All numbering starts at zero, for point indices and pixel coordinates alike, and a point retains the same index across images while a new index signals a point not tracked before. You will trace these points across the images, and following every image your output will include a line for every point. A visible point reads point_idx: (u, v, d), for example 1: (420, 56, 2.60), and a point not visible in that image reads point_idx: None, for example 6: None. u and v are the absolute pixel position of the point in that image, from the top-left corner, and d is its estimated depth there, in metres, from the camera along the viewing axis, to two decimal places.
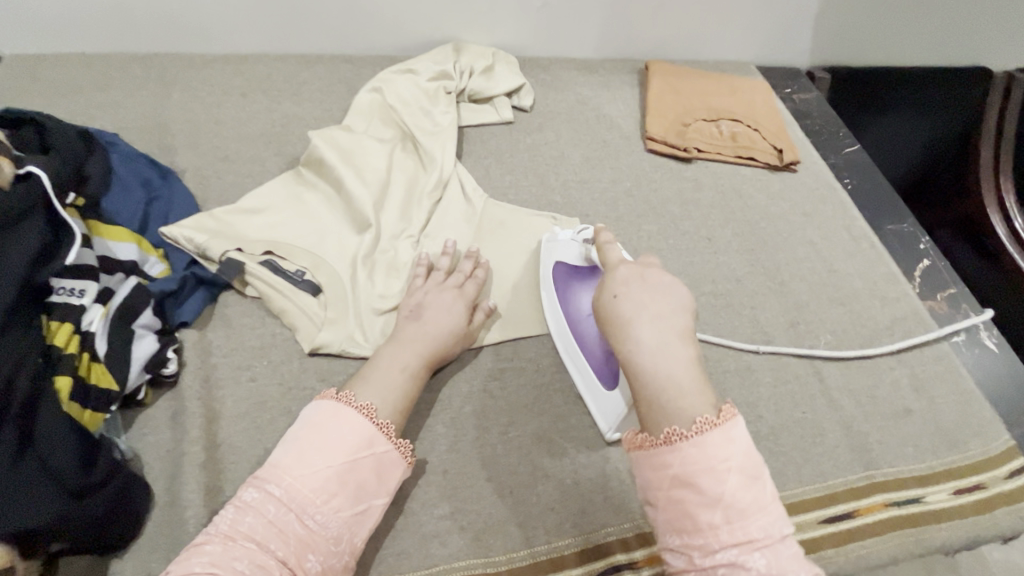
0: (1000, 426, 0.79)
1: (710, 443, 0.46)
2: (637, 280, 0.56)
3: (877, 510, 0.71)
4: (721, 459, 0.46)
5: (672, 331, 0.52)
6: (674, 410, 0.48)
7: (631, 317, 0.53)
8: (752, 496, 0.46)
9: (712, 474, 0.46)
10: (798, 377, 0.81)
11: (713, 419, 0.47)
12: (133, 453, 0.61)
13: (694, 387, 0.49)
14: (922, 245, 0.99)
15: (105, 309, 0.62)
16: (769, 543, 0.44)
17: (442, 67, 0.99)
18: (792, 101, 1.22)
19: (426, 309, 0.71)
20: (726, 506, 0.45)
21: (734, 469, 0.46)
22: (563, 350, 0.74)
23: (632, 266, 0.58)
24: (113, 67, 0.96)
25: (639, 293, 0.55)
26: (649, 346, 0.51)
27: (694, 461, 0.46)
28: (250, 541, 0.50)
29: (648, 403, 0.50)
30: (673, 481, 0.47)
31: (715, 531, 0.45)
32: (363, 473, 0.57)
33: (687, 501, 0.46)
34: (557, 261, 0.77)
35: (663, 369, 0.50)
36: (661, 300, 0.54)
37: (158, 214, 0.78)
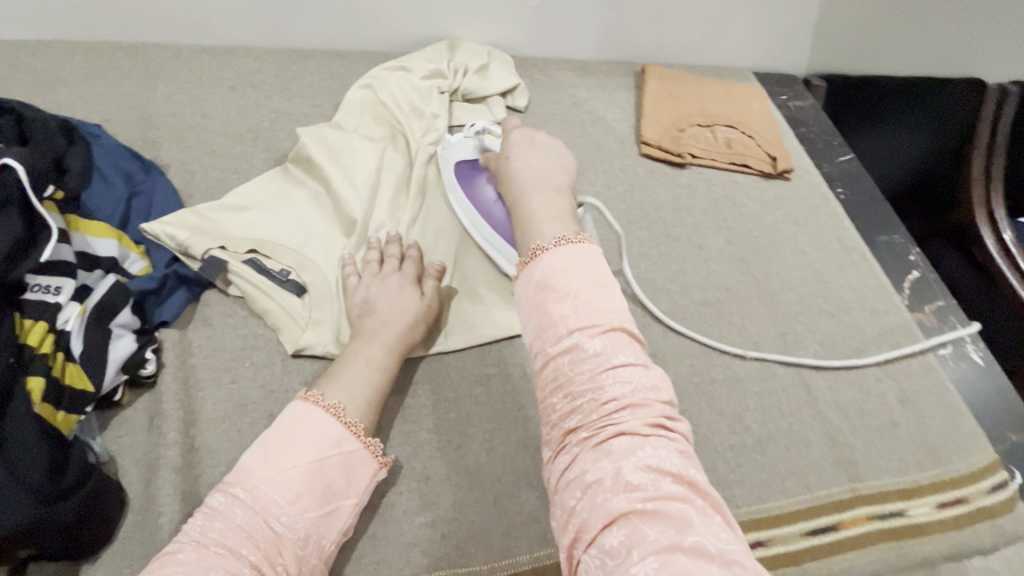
0: (984, 439, 0.80)
1: (564, 250, 0.59)
2: (524, 138, 0.74)
3: (860, 523, 0.71)
4: (572, 267, 0.58)
5: (549, 184, 0.69)
6: (542, 229, 0.63)
7: (525, 161, 0.71)
8: (600, 299, 0.56)
9: (565, 274, 0.57)
10: (786, 389, 0.80)
11: (570, 240, 0.60)
12: (109, 455, 0.60)
13: (559, 215, 0.65)
14: (912, 256, 1.00)
15: (81, 307, 0.61)
16: (611, 338, 0.54)
17: (436, 66, 0.98)
18: (787, 108, 1.21)
19: (375, 301, 0.69)
20: (574, 300, 0.55)
21: (585, 275, 0.57)
22: (481, 239, 0.80)
23: (526, 130, 0.75)
24: (98, 56, 0.94)
25: (526, 145, 0.73)
26: (528, 184, 0.68)
27: (555, 264, 0.58)
28: (220, 547, 0.50)
29: (527, 239, 0.64)
30: (537, 288, 0.58)
31: (564, 321, 0.55)
32: (331, 474, 0.56)
33: (546, 301, 0.57)
34: (455, 159, 0.84)
35: (537, 202, 0.66)
36: (539, 156, 0.71)
37: (141, 210, 0.76)
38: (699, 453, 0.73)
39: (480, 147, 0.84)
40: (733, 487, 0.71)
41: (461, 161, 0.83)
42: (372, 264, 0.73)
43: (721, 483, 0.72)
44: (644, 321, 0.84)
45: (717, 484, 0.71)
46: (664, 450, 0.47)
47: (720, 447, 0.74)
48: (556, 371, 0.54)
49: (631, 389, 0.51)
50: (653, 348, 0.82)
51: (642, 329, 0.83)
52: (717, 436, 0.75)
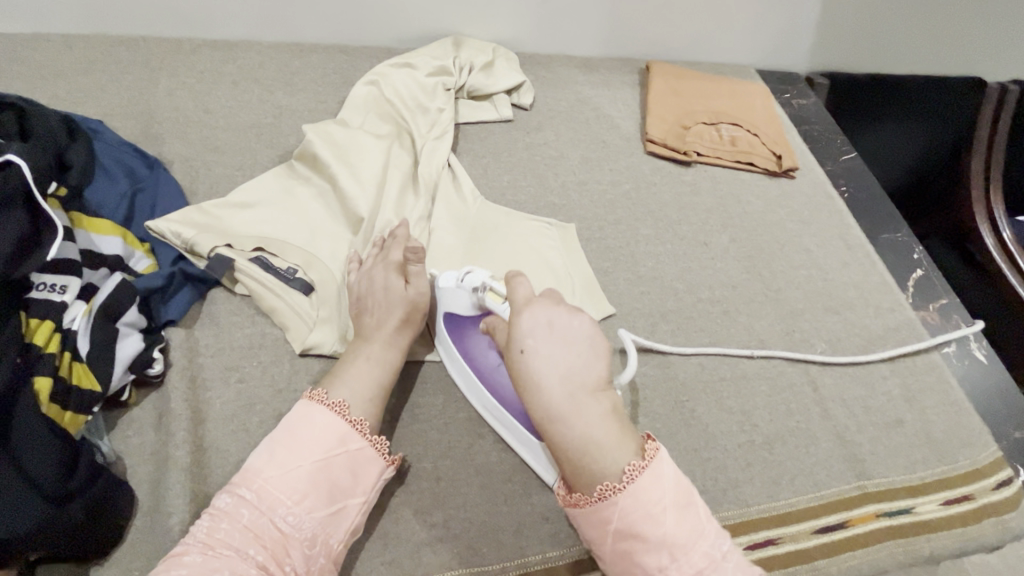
0: (988, 437, 0.80)
1: (638, 484, 0.52)
2: (540, 322, 0.58)
3: (867, 520, 0.72)
4: (653, 504, 0.51)
5: (581, 386, 0.56)
6: (606, 456, 0.54)
7: (546, 360, 0.56)
8: (691, 523, 0.51)
9: (650, 518, 0.51)
10: (793, 386, 0.81)
11: (643, 465, 0.53)
12: (116, 456, 0.60)
13: (612, 440, 0.54)
14: (915, 255, 1.00)
15: (87, 306, 0.60)
16: (716, 564, 0.50)
17: (441, 62, 0.97)
18: (790, 106, 1.21)
19: (367, 297, 0.69)
20: (666, 546, 0.51)
21: (667, 508, 0.52)
22: (483, 410, 0.68)
23: (540, 306, 0.59)
24: (98, 50, 0.92)
25: (542, 332, 0.57)
26: (559, 412, 0.55)
27: (635, 511, 0.52)
28: (227, 548, 0.50)
29: (585, 478, 0.54)
30: (617, 535, 0.52)
31: (665, 571, 0.50)
32: (337, 473, 0.56)
33: (631, 549, 0.52)
34: (450, 314, 0.69)
35: (581, 422, 0.54)
36: (559, 344, 0.57)
37: (145, 206, 0.75)
38: (708, 452, 0.73)
39: (478, 302, 0.66)
40: (742, 485, 0.72)
41: (450, 314, 0.69)
42: (372, 260, 0.72)
43: (730, 481, 0.72)
44: (651, 319, 0.84)
45: (726, 483, 0.71)
46: None
47: (728, 446, 0.74)
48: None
49: None
50: (661, 346, 0.82)
51: (649, 328, 0.83)
52: (725, 434, 0.75)
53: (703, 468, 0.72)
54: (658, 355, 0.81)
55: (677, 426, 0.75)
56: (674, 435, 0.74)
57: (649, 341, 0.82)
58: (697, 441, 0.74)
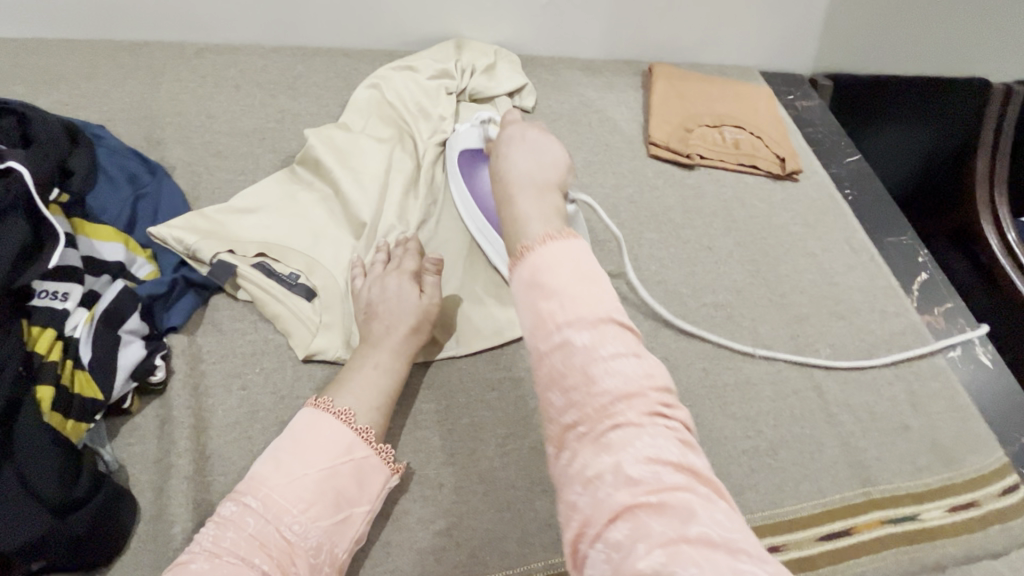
0: (994, 443, 0.80)
1: (549, 247, 0.50)
2: (517, 134, 0.65)
3: (873, 527, 0.71)
4: (557, 257, 0.49)
5: (534, 183, 0.59)
6: (527, 227, 0.54)
7: (507, 156, 0.63)
8: (589, 288, 0.47)
9: (546, 275, 0.48)
10: (798, 392, 0.80)
11: (556, 236, 0.51)
12: (119, 464, 0.60)
13: (541, 213, 0.55)
14: (920, 258, 1.00)
15: (89, 313, 0.60)
16: (603, 327, 0.45)
17: (443, 65, 0.96)
18: (794, 108, 1.21)
19: (376, 302, 0.68)
20: (561, 295, 0.47)
21: (572, 267, 0.48)
22: (472, 228, 0.80)
23: (519, 124, 0.67)
24: (100, 54, 0.92)
25: (516, 143, 0.64)
26: (519, 189, 0.58)
27: (542, 258, 0.49)
28: (234, 557, 0.49)
29: (515, 240, 0.54)
30: (526, 286, 0.49)
31: (554, 316, 0.46)
32: (343, 482, 0.56)
33: (535, 300, 0.48)
34: (461, 149, 0.84)
35: (523, 201, 0.57)
36: (528, 155, 0.62)
37: (146, 213, 0.75)
38: (713, 458, 0.73)
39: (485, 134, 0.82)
40: (746, 492, 0.71)
41: (466, 149, 0.83)
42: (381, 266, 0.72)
43: (735, 487, 0.71)
44: (655, 324, 0.84)
45: (731, 489, 0.71)
46: (662, 440, 0.41)
47: (732, 452, 0.74)
48: (549, 370, 0.45)
49: (621, 378, 0.43)
50: (664, 352, 0.81)
51: (653, 333, 0.83)
52: (729, 440, 0.75)
53: None
54: (662, 360, 0.80)
55: None
56: None
57: (652, 346, 0.82)
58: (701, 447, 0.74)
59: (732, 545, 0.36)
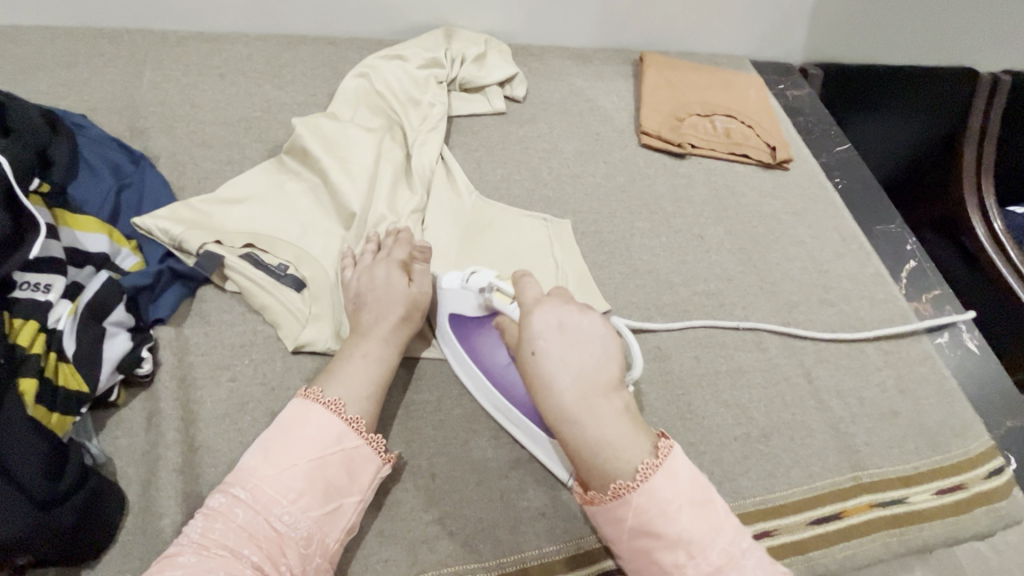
0: (980, 427, 0.81)
1: (654, 483, 0.50)
2: (551, 323, 0.55)
3: (862, 511, 0.72)
4: (666, 500, 0.50)
5: (594, 388, 0.53)
6: (620, 455, 0.52)
7: (552, 355, 0.54)
8: (705, 522, 0.50)
9: (667, 514, 0.50)
10: (788, 378, 0.81)
11: (656, 462, 0.51)
12: (106, 457, 0.59)
13: (627, 437, 0.52)
14: (909, 246, 1.00)
15: (73, 305, 0.59)
16: (738, 565, 0.48)
17: (432, 54, 0.95)
18: (784, 97, 1.21)
19: (365, 293, 0.68)
20: (685, 544, 0.49)
21: (684, 506, 0.50)
22: (493, 409, 0.67)
23: (549, 306, 0.56)
24: (80, 43, 0.90)
25: (556, 338, 0.55)
26: (579, 410, 0.52)
27: (650, 507, 0.50)
28: (222, 548, 0.49)
29: (595, 476, 0.53)
30: (633, 532, 0.51)
31: (682, 568, 0.49)
32: (333, 472, 0.55)
33: (648, 547, 0.50)
34: (453, 313, 0.68)
35: (596, 426, 0.52)
36: (568, 356, 0.54)
37: (131, 203, 0.73)
38: (704, 444, 0.73)
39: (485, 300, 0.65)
40: (738, 478, 0.72)
41: (457, 314, 0.68)
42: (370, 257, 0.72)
43: (726, 473, 0.72)
44: (647, 313, 0.84)
45: (723, 476, 0.72)
46: None
47: (724, 439, 0.74)
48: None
49: None
50: (656, 340, 0.81)
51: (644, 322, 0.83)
52: (720, 427, 0.75)
53: (699, 461, 0.72)
54: (653, 349, 0.81)
55: (673, 419, 0.75)
56: (670, 428, 0.74)
57: (644, 335, 0.82)
58: (693, 434, 0.74)
59: None
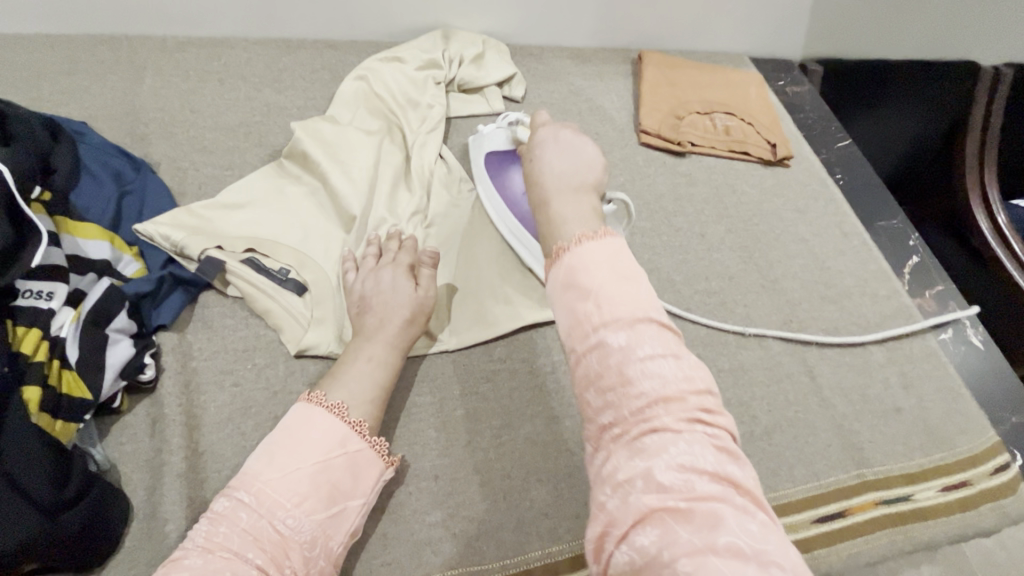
0: (985, 423, 0.81)
1: (586, 246, 0.51)
2: (550, 135, 0.64)
3: (867, 508, 0.72)
4: (593, 258, 0.50)
5: (568, 182, 0.59)
6: (565, 231, 0.54)
7: (541, 158, 0.62)
8: (627, 294, 0.48)
9: (588, 270, 0.49)
10: (791, 376, 0.81)
11: (593, 236, 0.52)
12: (110, 463, 0.59)
13: (576, 218, 0.55)
14: (911, 241, 1.00)
15: (76, 313, 0.59)
16: (641, 337, 0.46)
17: (431, 56, 0.96)
18: (784, 93, 1.20)
19: (370, 297, 0.68)
20: (596, 295, 0.48)
21: (608, 268, 0.49)
22: (506, 231, 0.80)
23: (552, 125, 0.65)
24: (79, 50, 0.90)
25: (547, 146, 0.63)
26: (551, 186, 0.59)
27: (577, 261, 0.50)
28: (226, 551, 0.48)
29: (549, 241, 0.55)
30: (561, 287, 0.50)
31: (590, 318, 0.47)
32: (337, 475, 0.55)
33: (570, 301, 0.49)
34: (488, 151, 0.83)
35: (557, 205, 0.57)
36: (553, 151, 0.62)
37: (133, 209, 0.74)
38: None
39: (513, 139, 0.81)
40: None
41: (494, 151, 0.82)
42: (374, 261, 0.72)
43: None
44: None
45: None
46: (697, 444, 0.41)
47: None
48: (585, 372, 0.47)
49: (656, 381, 0.43)
50: None
51: None
52: None
53: None
54: None
55: None
56: None
57: None
58: None
59: (763, 558, 0.36)
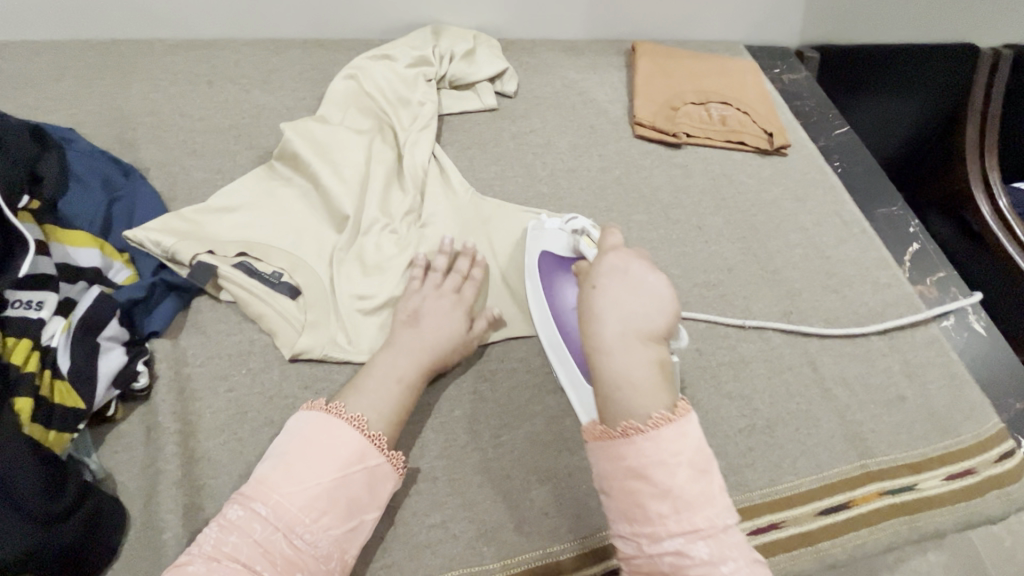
0: (990, 410, 0.80)
1: (665, 436, 0.46)
2: (618, 266, 0.54)
3: (871, 499, 0.71)
4: (670, 451, 0.46)
5: (637, 331, 0.50)
6: (637, 403, 0.48)
7: (608, 299, 0.51)
8: (703, 489, 0.46)
9: (666, 471, 0.45)
10: (792, 368, 0.80)
11: (671, 418, 0.47)
12: (106, 472, 0.58)
13: (650, 385, 0.48)
14: (912, 228, 0.99)
15: (66, 322, 0.59)
16: (717, 538, 0.45)
17: (421, 52, 0.94)
18: (781, 81, 1.19)
19: (424, 314, 0.68)
20: (676, 498, 0.45)
21: (687, 466, 0.46)
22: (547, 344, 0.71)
23: (621, 253, 0.55)
24: (67, 55, 0.89)
25: (619, 283, 0.52)
26: (618, 336, 0.49)
27: (651, 453, 0.46)
28: (236, 562, 0.47)
29: (612, 411, 0.49)
30: (627, 474, 0.47)
31: (664, 521, 0.45)
32: (354, 489, 0.53)
33: (638, 492, 0.46)
34: (544, 250, 0.75)
35: (624, 366, 0.49)
36: (625, 294, 0.51)
37: (122, 216, 0.73)
38: (709, 437, 0.73)
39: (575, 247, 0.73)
40: (744, 471, 0.71)
41: (547, 252, 0.74)
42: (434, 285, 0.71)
43: (732, 466, 0.71)
44: None
45: (729, 468, 0.71)
46: None
47: (729, 431, 0.73)
48: (651, 566, 0.46)
49: None
50: None
51: None
52: (725, 420, 0.74)
53: None
54: None
55: None
56: None
57: None
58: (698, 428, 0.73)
59: None
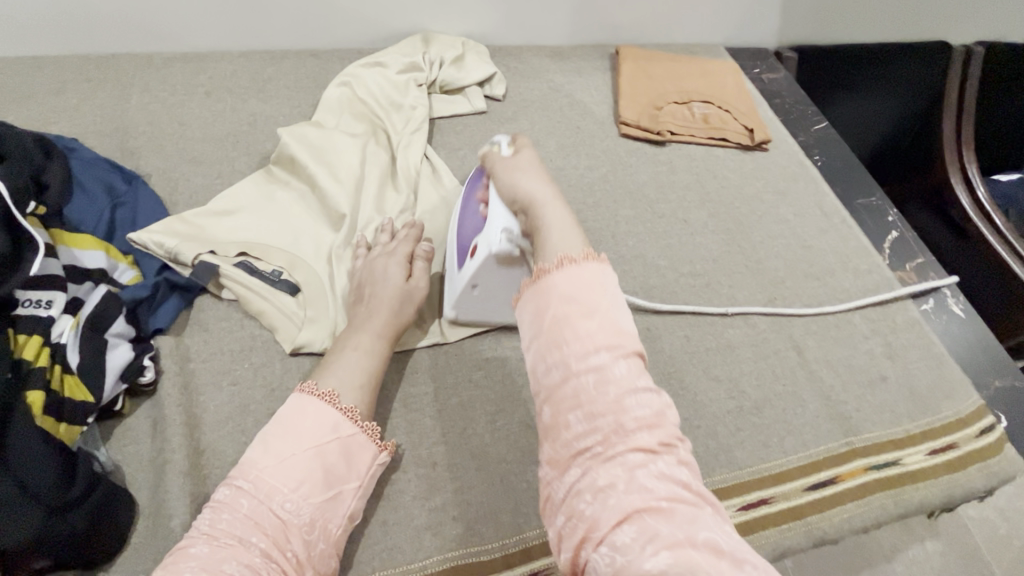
0: (970, 388, 0.83)
1: (584, 272, 0.50)
2: (521, 163, 0.65)
3: (857, 475, 0.74)
4: (592, 287, 0.50)
5: (554, 198, 0.59)
6: (555, 247, 0.53)
7: (523, 172, 0.63)
8: (619, 321, 0.49)
9: (586, 300, 0.49)
10: (778, 352, 0.82)
11: (588, 261, 0.51)
12: (114, 465, 0.60)
13: (570, 233, 0.55)
14: (890, 217, 1.02)
15: (75, 319, 0.61)
16: (632, 359, 0.47)
17: (411, 59, 0.98)
18: (761, 80, 1.22)
19: (367, 284, 0.70)
20: (599, 319, 0.48)
21: (604, 300, 0.49)
22: (449, 241, 0.76)
23: (529, 155, 0.66)
24: (68, 70, 0.92)
25: (530, 169, 0.64)
26: (543, 197, 0.59)
27: (575, 283, 0.50)
28: (230, 538, 0.49)
29: (540, 253, 0.54)
30: (557, 301, 0.49)
31: (591, 338, 0.47)
32: (331, 460, 0.55)
33: (566, 317, 0.48)
34: (472, 173, 0.77)
35: (549, 220, 0.57)
36: (538, 181, 0.62)
37: (126, 220, 0.76)
38: (699, 420, 0.75)
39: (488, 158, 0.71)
40: (734, 450, 0.73)
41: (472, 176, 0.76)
42: (371, 251, 0.74)
43: (722, 446, 0.73)
44: (635, 297, 0.86)
45: (719, 448, 0.73)
46: (673, 466, 0.43)
47: (717, 413, 0.76)
48: (577, 389, 0.46)
49: (647, 410, 0.45)
50: (646, 321, 0.83)
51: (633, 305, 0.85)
52: (714, 403, 0.77)
53: (694, 436, 0.73)
54: (644, 329, 0.82)
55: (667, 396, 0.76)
56: None
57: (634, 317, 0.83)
58: (688, 411, 0.75)
59: (738, 556, 0.39)
